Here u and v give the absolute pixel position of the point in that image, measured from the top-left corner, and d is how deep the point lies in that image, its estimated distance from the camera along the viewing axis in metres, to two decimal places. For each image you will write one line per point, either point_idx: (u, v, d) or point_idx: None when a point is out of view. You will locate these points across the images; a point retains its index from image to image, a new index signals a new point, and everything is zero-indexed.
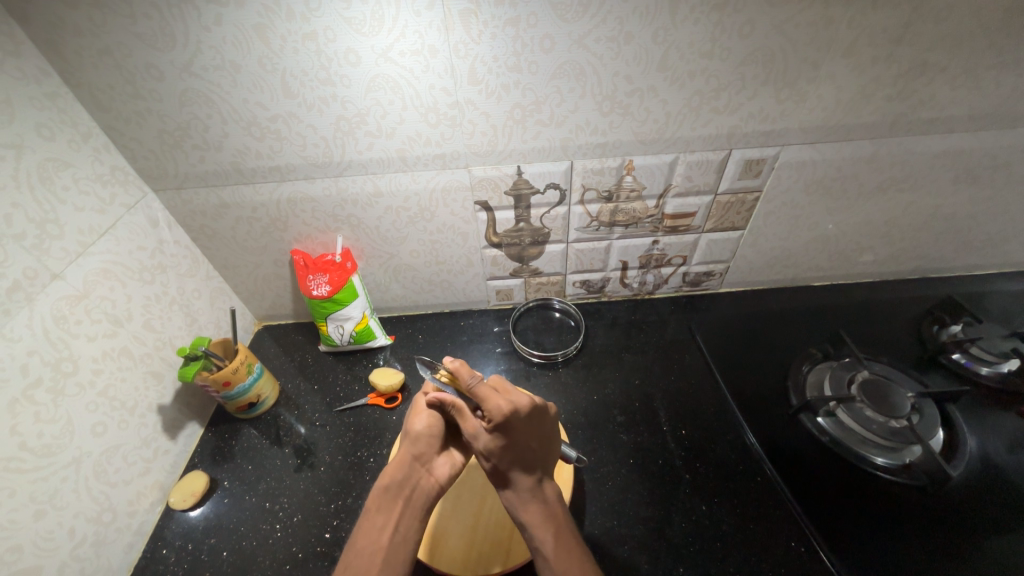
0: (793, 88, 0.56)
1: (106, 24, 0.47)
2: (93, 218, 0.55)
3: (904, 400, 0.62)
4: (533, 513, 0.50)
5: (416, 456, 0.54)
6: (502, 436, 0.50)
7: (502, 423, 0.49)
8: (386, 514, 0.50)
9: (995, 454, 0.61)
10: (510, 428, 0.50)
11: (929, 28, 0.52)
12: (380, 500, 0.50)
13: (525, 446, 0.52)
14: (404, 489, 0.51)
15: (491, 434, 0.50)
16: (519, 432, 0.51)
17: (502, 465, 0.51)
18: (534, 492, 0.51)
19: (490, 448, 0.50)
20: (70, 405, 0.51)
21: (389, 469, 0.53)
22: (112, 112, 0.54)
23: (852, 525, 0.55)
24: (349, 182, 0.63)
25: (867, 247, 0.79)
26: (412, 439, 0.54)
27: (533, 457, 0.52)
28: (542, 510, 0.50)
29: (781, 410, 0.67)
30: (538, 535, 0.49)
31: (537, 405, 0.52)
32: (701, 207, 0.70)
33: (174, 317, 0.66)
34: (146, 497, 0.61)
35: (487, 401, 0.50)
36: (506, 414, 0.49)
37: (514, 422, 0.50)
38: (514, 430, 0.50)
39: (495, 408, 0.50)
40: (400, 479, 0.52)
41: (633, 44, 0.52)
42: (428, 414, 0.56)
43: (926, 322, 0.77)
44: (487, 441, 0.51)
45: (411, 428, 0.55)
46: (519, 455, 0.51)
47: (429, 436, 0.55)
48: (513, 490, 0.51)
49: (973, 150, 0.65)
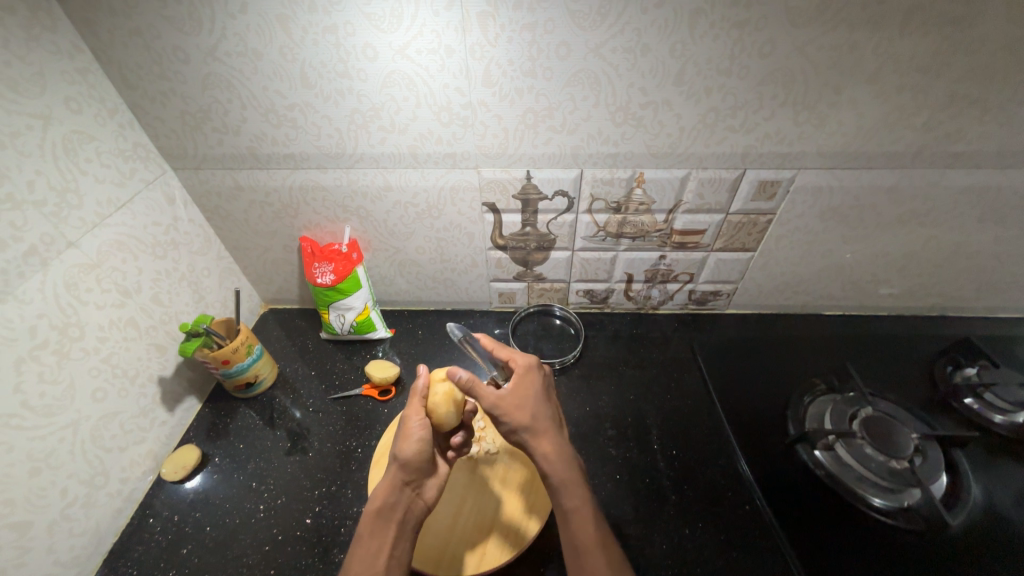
0: (813, 112, 0.55)
1: (138, 6, 0.49)
2: (112, 191, 0.57)
3: (909, 440, 0.60)
4: (569, 470, 0.52)
5: (405, 479, 0.53)
6: (532, 386, 0.57)
7: (529, 372, 0.58)
8: (380, 538, 0.49)
9: (1001, 506, 0.58)
10: (537, 378, 0.58)
11: (960, 59, 0.50)
12: (374, 523, 0.50)
13: (549, 401, 0.57)
14: (397, 512, 0.51)
15: (521, 386, 0.56)
16: (542, 384, 0.58)
17: (533, 415, 0.54)
18: (564, 446, 0.54)
19: (521, 399, 0.55)
20: (73, 369, 0.53)
21: (379, 494, 0.52)
22: (139, 91, 0.56)
23: (839, 564, 0.53)
24: (360, 174, 0.64)
25: (883, 279, 0.77)
26: (405, 463, 0.53)
27: (554, 414, 0.57)
28: (575, 469, 0.53)
29: (777, 439, 0.65)
30: (573, 489, 0.50)
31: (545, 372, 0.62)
32: (711, 226, 0.69)
33: (182, 293, 0.68)
34: (140, 466, 0.63)
35: (513, 357, 0.59)
36: (532, 365, 0.58)
37: (537, 374, 0.58)
38: (538, 380, 0.58)
39: (522, 359, 0.58)
40: (394, 500, 0.51)
41: (650, 57, 0.51)
42: (419, 437, 0.54)
43: (940, 362, 0.74)
44: (516, 393, 0.55)
45: (402, 451, 0.53)
46: (545, 406, 0.56)
47: (422, 459, 0.54)
48: (547, 443, 0.53)
49: (1001, 187, 0.62)
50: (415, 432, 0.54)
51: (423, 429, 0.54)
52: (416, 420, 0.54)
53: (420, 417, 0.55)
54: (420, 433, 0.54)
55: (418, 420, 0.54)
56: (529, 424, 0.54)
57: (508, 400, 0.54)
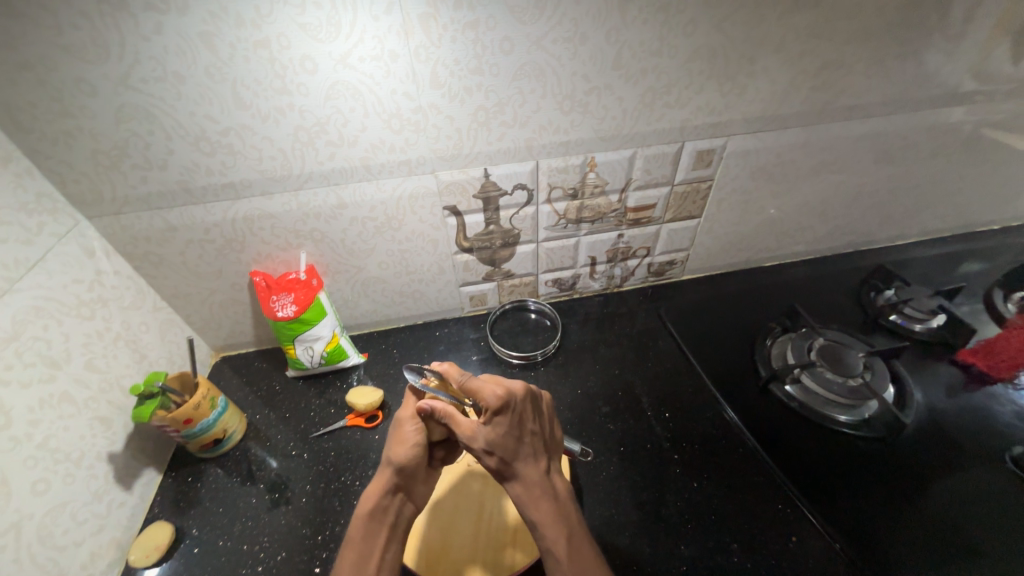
0: (734, 82, 0.61)
1: (25, 36, 0.43)
2: (18, 251, 0.49)
3: (857, 359, 0.67)
4: (544, 508, 0.48)
5: (399, 483, 0.50)
6: (502, 425, 0.49)
7: (500, 410, 0.49)
8: (373, 540, 0.47)
9: (937, 401, 0.67)
10: (509, 415, 0.50)
11: (843, 24, 0.58)
12: (367, 526, 0.48)
13: (526, 434, 0.51)
14: (389, 515, 0.49)
15: (492, 426, 0.49)
16: (516, 418, 0.50)
17: (504, 458, 0.49)
18: (542, 484, 0.49)
19: (490, 442, 0.49)
20: (4, 463, 0.45)
21: (369, 495, 0.50)
22: (35, 133, 0.49)
23: (827, 481, 0.59)
24: (310, 195, 0.61)
25: (808, 226, 0.86)
26: (400, 468, 0.50)
27: (533, 447, 0.51)
28: (554, 505, 0.48)
29: (753, 383, 0.71)
30: (551, 533, 0.47)
31: (529, 388, 0.53)
32: (660, 198, 0.73)
33: (120, 355, 0.60)
34: (102, 559, 0.54)
35: (481, 391, 0.50)
36: (503, 399, 0.49)
37: (511, 408, 0.50)
38: (511, 417, 0.50)
39: (491, 396, 0.49)
40: (387, 503, 0.50)
41: (589, 45, 0.54)
42: (415, 442, 0.51)
43: (864, 290, 0.85)
44: (485, 435, 0.49)
45: (395, 456, 0.51)
46: (519, 443, 0.50)
47: (418, 464, 0.51)
48: (520, 485, 0.49)
49: (888, 132, 0.73)
50: (411, 438, 0.51)
51: (418, 434, 0.52)
52: (410, 426, 0.52)
53: (414, 422, 0.53)
54: (416, 439, 0.52)
55: (414, 427, 0.52)
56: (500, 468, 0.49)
57: (477, 445, 0.49)
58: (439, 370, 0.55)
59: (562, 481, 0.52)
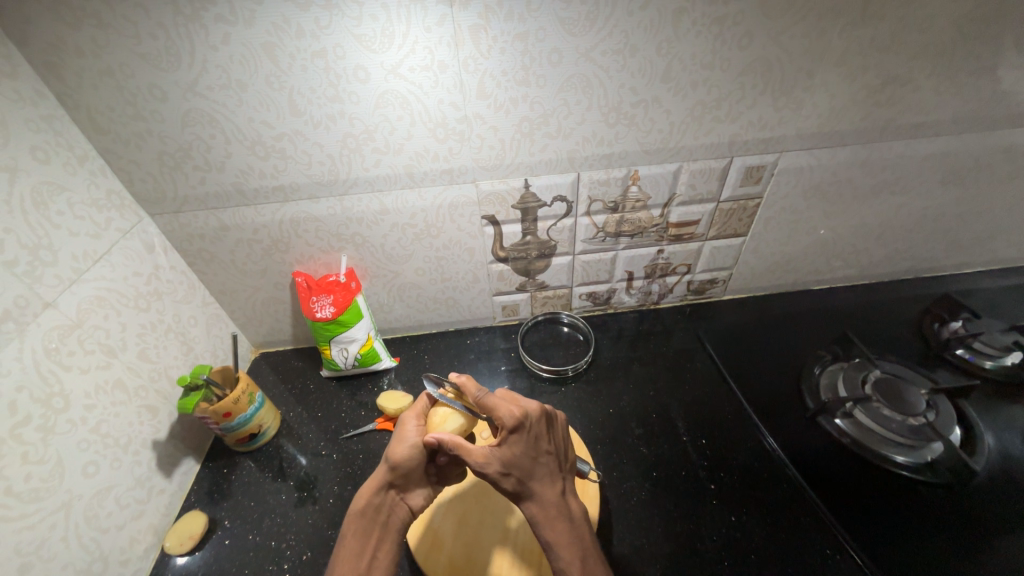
0: (790, 97, 0.58)
1: (108, 45, 0.46)
2: (87, 244, 0.52)
3: (919, 398, 0.62)
4: (560, 531, 0.46)
5: (392, 481, 0.49)
6: (517, 444, 0.48)
7: (516, 429, 0.48)
8: (363, 540, 0.47)
9: (1012, 448, 0.61)
10: (525, 436, 0.48)
11: (914, 37, 0.54)
12: (358, 524, 0.47)
13: (541, 455, 0.49)
14: (382, 513, 0.48)
15: (507, 446, 0.48)
16: (533, 438, 0.49)
17: (520, 480, 0.47)
18: (559, 506, 0.48)
19: (506, 462, 0.47)
20: (60, 444, 0.47)
21: (363, 492, 0.49)
22: (110, 134, 0.53)
23: (883, 529, 0.54)
24: (355, 200, 0.62)
25: (863, 249, 0.81)
26: (394, 467, 0.49)
27: (549, 468, 0.49)
28: (569, 526, 0.47)
29: (799, 414, 0.67)
30: (565, 555, 0.45)
31: (544, 408, 0.52)
32: (704, 215, 0.71)
33: (169, 346, 0.63)
34: (140, 543, 0.57)
35: (497, 409, 0.48)
36: (519, 419, 0.48)
37: (527, 428, 0.49)
38: (527, 437, 0.48)
39: (507, 415, 0.48)
40: (378, 501, 0.48)
41: (638, 57, 0.53)
42: (413, 442, 0.49)
43: (926, 320, 0.79)
44: (501, 456, 0.48)
45: (392, 455, 0.49)
46: (536, 465, 0.48)
47: (413, 466, 0.49)
48: (536, 505, 0.47)
49: (958, 152, 0.68)
50: (411, 436, 0.50)
51: (419, 436, 0.50)
52: (412, 425, 0.51)
53: (417, 423, 0.52)
54: (416, 440, 0.50)
55: (415, 425, 0.52)
56: (517, 491, 0.47)
57: (493, 469, 0.47)
58: (456, 381, 0.52)
59: (578, 501, 0.50)
